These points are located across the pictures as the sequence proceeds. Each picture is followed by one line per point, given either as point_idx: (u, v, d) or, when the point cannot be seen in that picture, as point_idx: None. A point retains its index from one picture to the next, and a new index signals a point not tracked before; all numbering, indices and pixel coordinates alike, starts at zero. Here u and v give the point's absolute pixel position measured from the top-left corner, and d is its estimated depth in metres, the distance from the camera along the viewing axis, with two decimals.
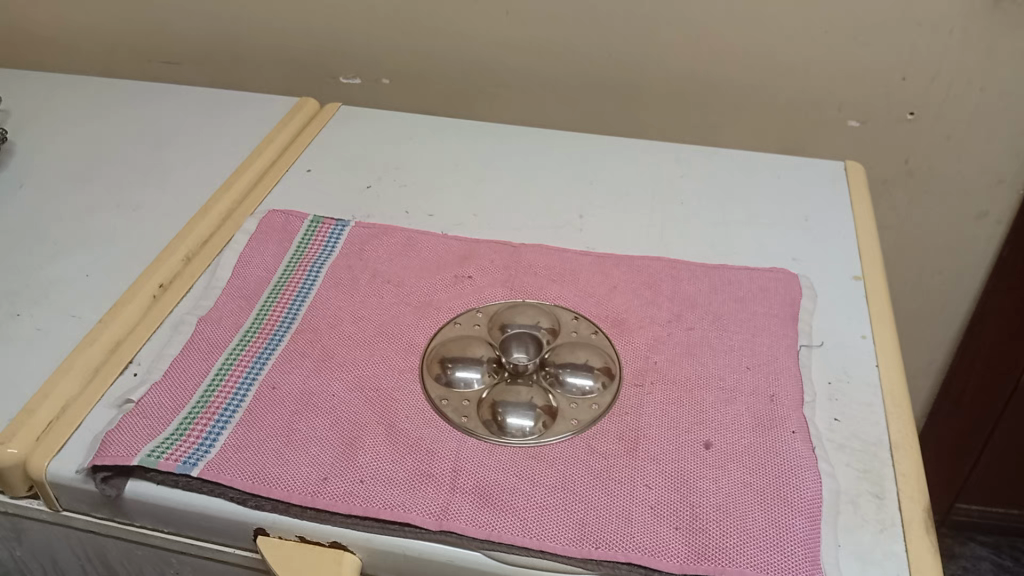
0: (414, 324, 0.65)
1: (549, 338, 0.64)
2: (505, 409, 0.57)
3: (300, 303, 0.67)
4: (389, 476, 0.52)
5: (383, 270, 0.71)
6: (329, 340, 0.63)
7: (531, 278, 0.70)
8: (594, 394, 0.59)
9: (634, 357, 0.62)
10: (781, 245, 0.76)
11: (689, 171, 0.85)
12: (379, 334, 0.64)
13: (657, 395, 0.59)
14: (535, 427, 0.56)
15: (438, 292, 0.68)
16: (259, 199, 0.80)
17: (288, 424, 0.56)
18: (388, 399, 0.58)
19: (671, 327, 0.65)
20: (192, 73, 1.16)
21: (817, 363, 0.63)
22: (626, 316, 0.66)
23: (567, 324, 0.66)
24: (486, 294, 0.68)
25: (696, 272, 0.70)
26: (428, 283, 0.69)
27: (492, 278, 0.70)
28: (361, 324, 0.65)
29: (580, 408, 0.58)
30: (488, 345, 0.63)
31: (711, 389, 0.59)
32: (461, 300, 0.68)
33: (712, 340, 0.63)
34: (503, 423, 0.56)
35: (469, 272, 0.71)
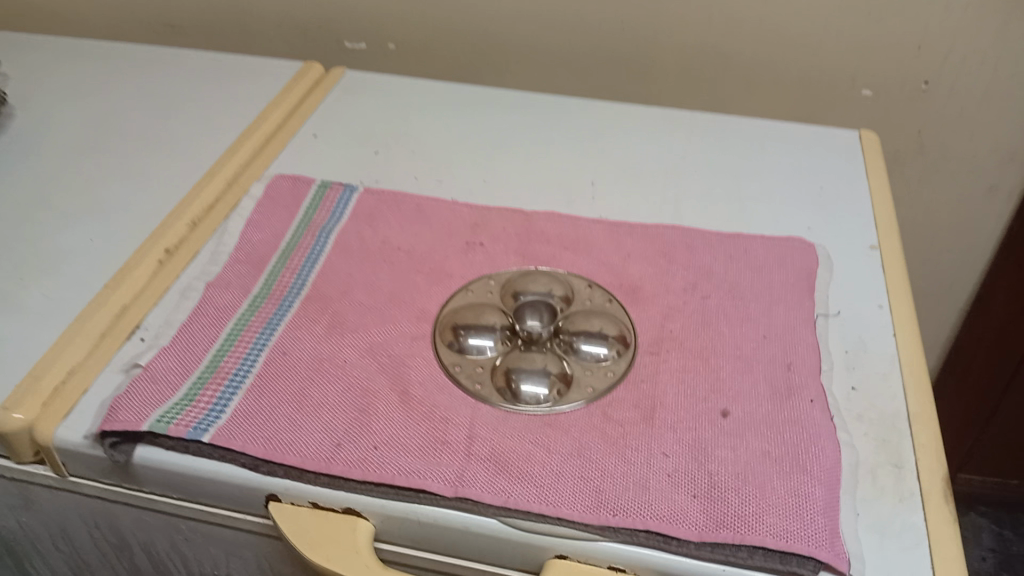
0: (425, 291, 0.64)
1: (563, 307, 0.63)
2: (519, 377, 0.56)
3: (309, 269, 0.66)
4: (403, 442, 0.52)
5: (393, 238, 0.69)
6: (340, 308, 0.62)
7: (543, 246, 0.69)
8: (609, 362, 0.58)
9: (649, 326, 0.61)
10: (796, 215, 0.75)
11: (701, 140, 0.84)
12: (391, 301, 0.63)
13: (672, 364, 0.58)
14: (550, 395, 0.56)
15: (449, 260, 0.67)
16: (265, 165, 0.79)
17: (300, 390, 0.55)
18: (400, 366, 0.58)
19: (686, 296, 0.64)
20: (194, 41, 1.14)
21: (834, 333, 0.62)
22: (640, 285, 0.65)
23: (580, 292, 0.65)
24: (498, 262, 0.67)
25: (710, 241, 0.69)
26: (439, 250, 0.68)
27: (503, 246, 0.69)
28: (372, 291, 0.64)
29: (595, 375, 0.58)
30: (502, 312, 0.62)
31: (727, 358, 0.59)
32: (473, 268, 0.67)
33: (728, 309, 0.63)
34: (517, 391, 0.56)
35: (480, 239, 0.69)
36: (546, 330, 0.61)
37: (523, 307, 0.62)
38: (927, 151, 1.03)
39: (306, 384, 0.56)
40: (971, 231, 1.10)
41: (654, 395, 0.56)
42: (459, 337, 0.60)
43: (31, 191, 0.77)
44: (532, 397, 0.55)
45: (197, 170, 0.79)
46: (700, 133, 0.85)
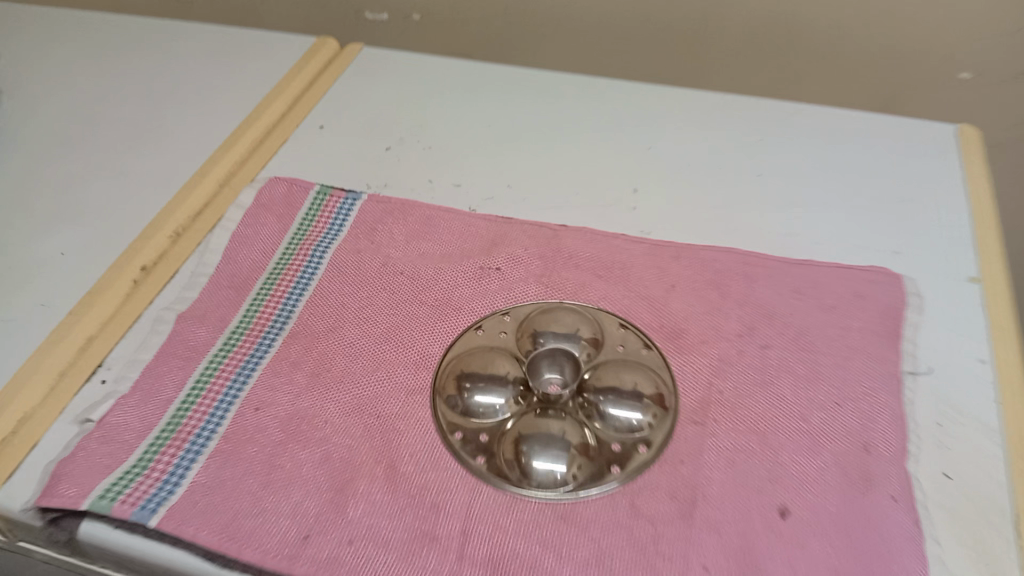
0: (428, 329, 0.54)
1: (590, 354, 0.53)
2: (532, 455, 0.47)
3: (297, 296, 0.56)
4: (383, 537, 0.43)
5: (397, 257, 0.59)
6: (327, 349, 0.53)
7: (572, 271, 0.58)
8: (642, 432, 0.48)
9: (694, 384, 0.51)
10: (879, 234, 0.62)
11: (766, 137, 0.71)
12: (387, 341, 0.54)
13: (721, 439, 0.47)
14: (568, 479, 0.46)
15: (459, 288, 0.57)
16: (262, 162, 0.70)
17: (271, 460, 0.47)
18: (391, 430, 0.48)
19: (742, 343, 0.53)
20: (204, 7, 1.04)
21: (924, 396, 0.50)
22: (685, 327, 0.54)
23: (612, 334, 0.54)
24: (517, 292, 0.57)
25: (773, 270, 0.58)
26: (448, 274, 0.58)
27: (524, 271, 0.58)
28: (366, 327, 0.54)
29: (623, 452, 0.48)
30: (515, 362, 0.52)
31: (789, 432, 0.48)
32: (487, 298, 0.56)
33: (793, 364, 0.51)
34: (527, 472, 0.46)
35: (498, 261, 0.59)
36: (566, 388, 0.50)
37: (541, 356, 0.52)
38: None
39: (276, 454, 0.47)
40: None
41: (696, 483, 0.45)
42: (462, 393, 0.50)
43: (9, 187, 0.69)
44: (545, 481, 0.46)
45: (189, 169, 0.70)
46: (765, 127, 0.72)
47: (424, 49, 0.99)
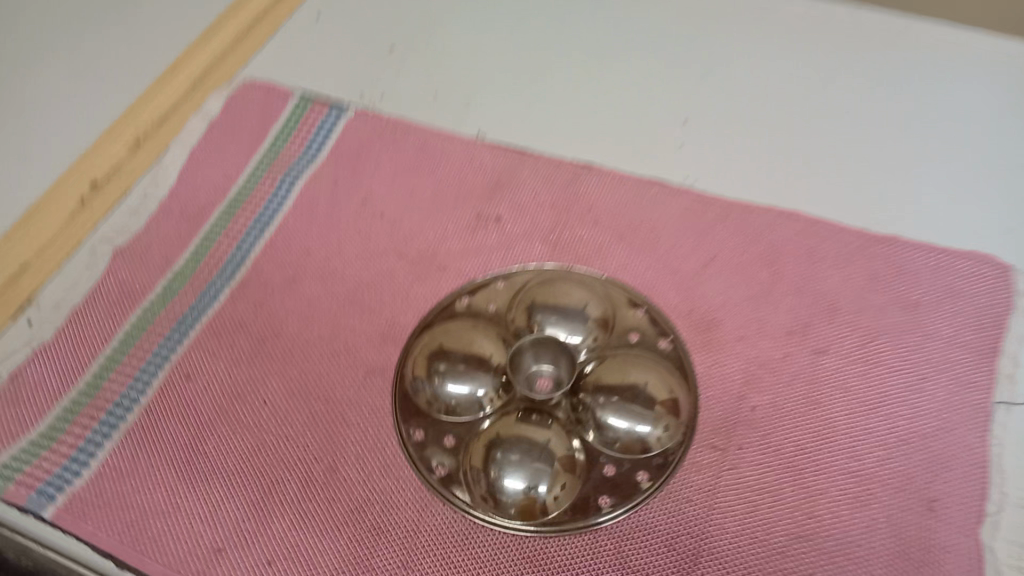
0: (403, 292, 0.45)
1: (596, 340, 0.41)
2: (504, 467, 0.37)
3: (255, 237, 0.47)
4: (310, 559, 0.36)
5: (380, 196, 0.49)
6: (281, 309, 0.44)
7: (589, 229, 0.47)
8: (646, 453, 0.38)
9: (720, 396, 0.40)
10: (990, 204, 0.48)
11: (862, 58, 0.56)
12: (352, 305, 0.45)
13: (742, 476, 0.38)
14: (545, 505, 0.37)
15: (447, 242, 0.47)
16: (243, 57, 0.58)
17: (194, 446, 0.40)
18: (339, 421, 0.40)
19: (787, 347, 0.42)
20: None
21: (1017, 436, 0.39)
22: (719, 315, 0.43)
23: (629, 317, 0.43)
24: (517, 252, 0.46)
25: (843, 248, 0.46)
26: (437, 223, 0.48)
27: (529, 225, 0.47)
28: (331, 283, 0.45)
29: (621, 477, 0.38)
30: (501, 341, 0.41)
31: (830, 476, 0.38)
32: (479, 258, 0.46)
33: (848, 384, 0.41)
34: (495, 490, 0.37)
35: (498, 208, 0.48)
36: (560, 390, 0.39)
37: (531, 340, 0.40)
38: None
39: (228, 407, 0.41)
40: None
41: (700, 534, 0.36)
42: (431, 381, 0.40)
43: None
44: (514, 507, 0.37)
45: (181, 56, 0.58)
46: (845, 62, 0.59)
47: None
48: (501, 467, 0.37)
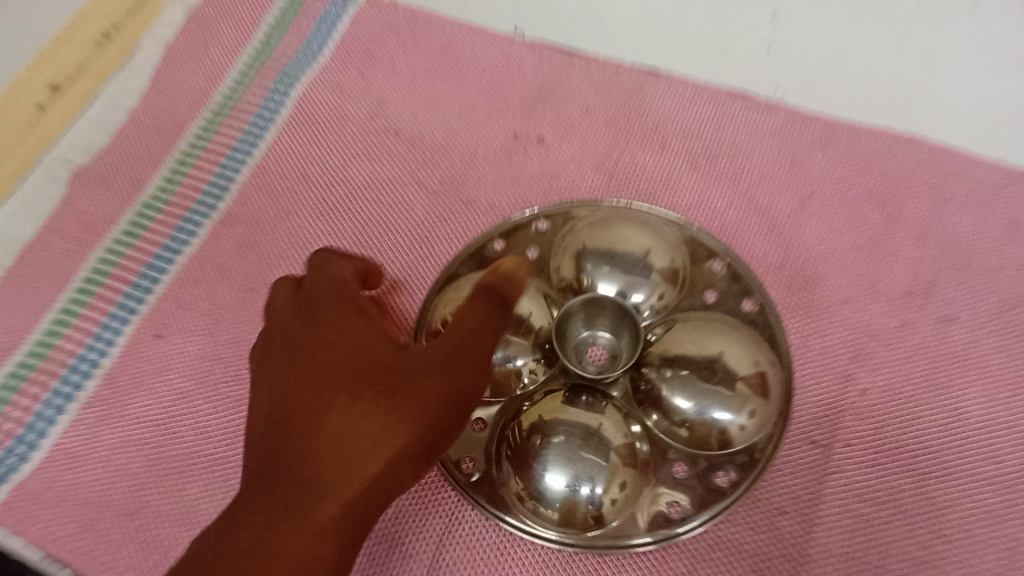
0: (423, 232, 0.36)
1: (662, 297, 0.32)
2: (543, 460, 0.29)
3: (241, 161, 0.38)
4: None
5: (393, 106, 0.40)
6: (273, 253, 0.36)
7: (655, 154, 0.37)
8: (727, 447, 0.29)
9: (823, 376, 0.32)
10: None
11: None
12: (359, 249, 0.36)
13: (852, 482, 0.30)
14: (598, 511, 0.29)
15: (477, 168, 0.38)
16: None
17: (167, 424, 0.33)
18: None
19: (905, 312, 0.33)
20: None
21: None
22: (820, 271, 0.34)
23: (704, 272, 0.34)
24: (564, 182, 0.37)
25: (978, 186, 0.36)
26: (465, 143, 0.38)
27: (578, 149, 0.38)
28: (334, 219, 0.37)
29: (693, 480, 0.30)
30: (543, 297, 0.32)
31: (964, 483, 0.30)
32: (516, 190, 0.37)
33: (983, 364, 0.32)
34: (532, 491, 0.29)
35: (541, 126, 0.39)
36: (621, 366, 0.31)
37: (584, 299, 0.31)
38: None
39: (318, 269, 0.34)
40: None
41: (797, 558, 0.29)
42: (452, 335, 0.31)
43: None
44: (556, 512, 0.29)
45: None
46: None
47: None
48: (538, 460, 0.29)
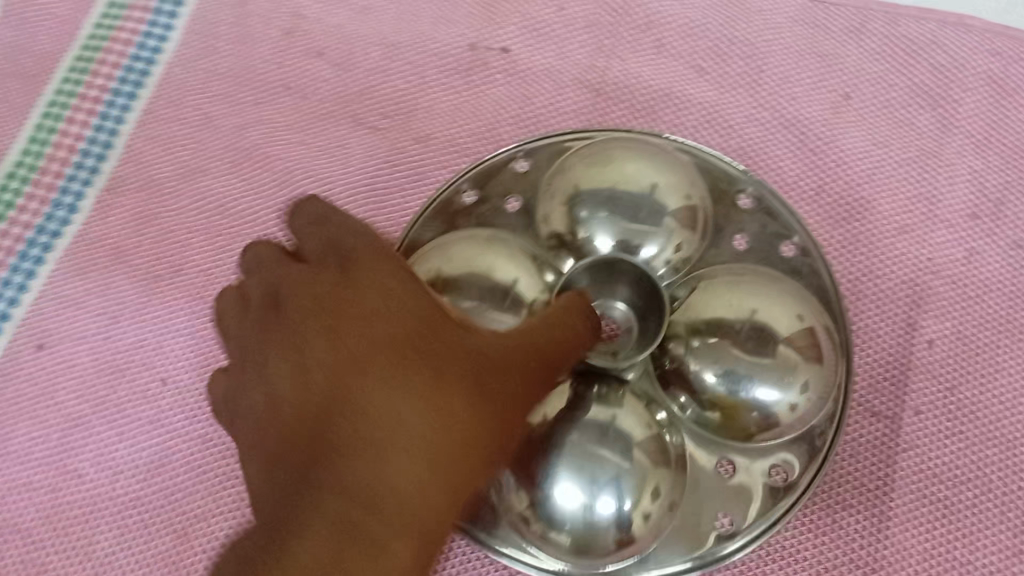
0: (368, 182, 0.29)
1: (683, 246, 0.24)
2: (544, 472, 0.22)
3: (123, 107, 0.30)
4: None
5: (316, 17, 0.31)
6: (177, 222, 0.28)
7: (649, 59, 0.30)
8: (779, 434, 0.23)
9: (879, 329, 0.26)
10: None
11: None
12: (285, 208, 0.28)
13: (925, 457, 0.24)
14: (622, 533, 0.22)
15: (429, 92, 0.30)
16: None
17: (61, 459, 0.26)
18: None
19: (971, 237, 0.27)
20: None
21: None
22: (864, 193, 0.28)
23: (729, 209, 0.26)
24: (538, 103, 0.29)
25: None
26: (409, 63, 0.30)
27: (552, 59, 0.30)
28: (251, 172, 0.29)
29: (744, 480, 0.24)
30: (530, 259, 0.24)
31: None
32: (479, 120, 0.29)
33: None
34: (533, 510, 0.22)
35: (504, 33, 0.30)
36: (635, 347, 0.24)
37: (591, 262, 0.24)
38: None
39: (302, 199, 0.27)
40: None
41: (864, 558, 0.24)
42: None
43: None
44: (568, 536, 0.22)
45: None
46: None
47: None
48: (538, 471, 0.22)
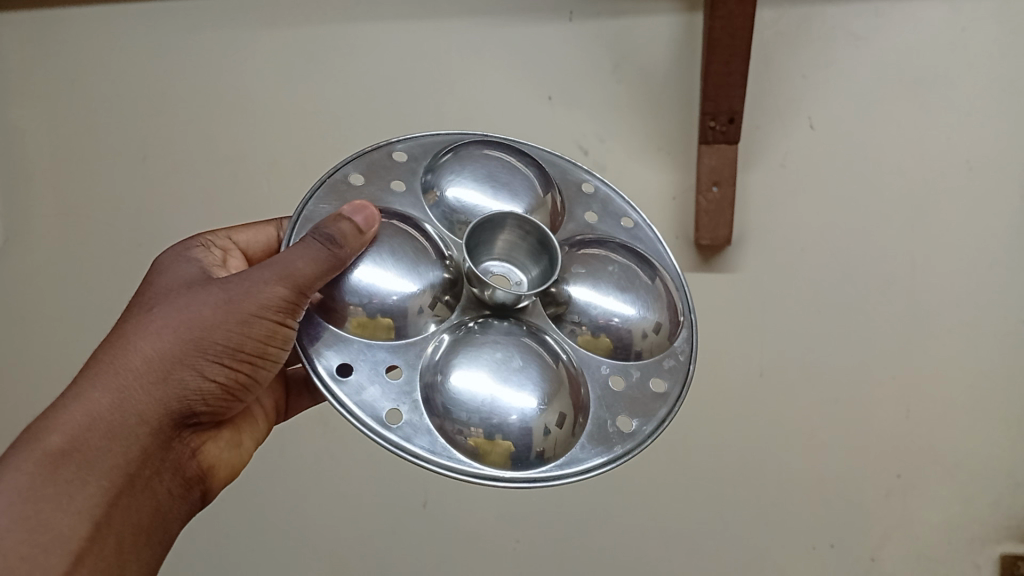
0: (170, 402, 0.51)
1: (493, 337, 0.56)
2: (470, 407, 0.51)
3: None
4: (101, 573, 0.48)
5: (206, 288, 0.52)
6: (84, 443, 0.48)
7: (265, 351, 0.53)
8: (593, 408, 0.56)
9: None
10: None
11: None
12: (142, 434, 0.50)
13: None
14: (499, 446, 0.50)
15: (205, 358, 0.51)
16: None
17: (28, 537, 0.45)
18: (124, 485, 0.49)
19: None
20: (189, 49, 1.18)
21: None
22: (265, 369, 0.56)
23: (493, 339, 0.56)
24: (226, 369, 0.53)
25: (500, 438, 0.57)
26: (200, 370, 0.51)
27: (238, 365, 0.53)
28: (124, 425, 0.49)
29: (554, 419, 0.53)
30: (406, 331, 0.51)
31: None
32: (225, 374, 0.53)
33: None
34: (460, 417, 0.51)
35: (232, 354, 0.52)
36: (505, 355, 0.55)
37: (468, 340, 0.56)
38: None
39: (207, 348, 0.51)
40: (997, 390, 1.06)
41: None
42: (377, 372, 0.51)
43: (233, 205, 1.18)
44: (514, 416, 0.52)
45: None
46: (794, 170, 1.04)
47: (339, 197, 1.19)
48: (468, 404, 0.51)
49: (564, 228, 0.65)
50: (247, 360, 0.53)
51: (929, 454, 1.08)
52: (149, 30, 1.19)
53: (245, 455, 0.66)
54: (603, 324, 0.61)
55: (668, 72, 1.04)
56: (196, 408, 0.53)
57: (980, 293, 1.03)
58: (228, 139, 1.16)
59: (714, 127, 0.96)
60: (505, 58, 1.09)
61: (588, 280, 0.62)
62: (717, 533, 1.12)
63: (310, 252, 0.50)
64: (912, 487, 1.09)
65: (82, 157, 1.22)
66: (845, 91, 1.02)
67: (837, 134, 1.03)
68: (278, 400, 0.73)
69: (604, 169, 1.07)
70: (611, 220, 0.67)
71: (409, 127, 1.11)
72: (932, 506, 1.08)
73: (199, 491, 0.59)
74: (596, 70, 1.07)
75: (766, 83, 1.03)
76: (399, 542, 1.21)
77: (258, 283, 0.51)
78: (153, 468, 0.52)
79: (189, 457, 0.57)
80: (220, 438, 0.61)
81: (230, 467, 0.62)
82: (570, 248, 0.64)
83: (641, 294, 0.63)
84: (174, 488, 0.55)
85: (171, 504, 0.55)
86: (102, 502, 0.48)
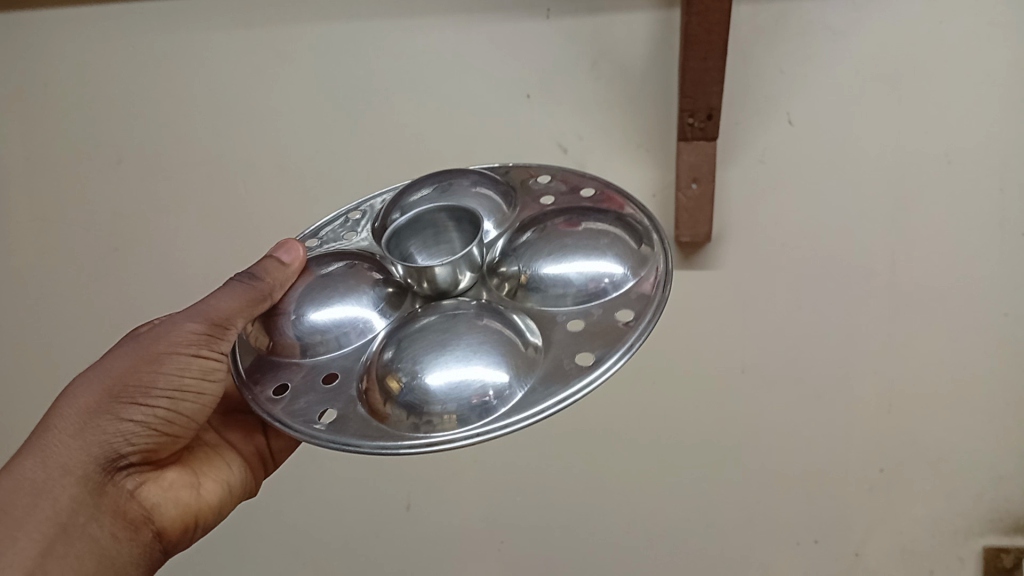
0: (99, 445, 0.56)
1: (439, 325, 0.55)
2: (423, 392, 0.50)
3: None
4: None
5: (119, 348, 0.60)
6: (19, 493, 0.53)
7: (192, 389, 0.60)
8: (553, 352, 0.53)
9: None
10: None
11: None
12: (74, 477, 0.55)
13: None
14: (457, 420, 0.49)
15: (132, 401, 0.57)
16: None
17: None
18: (62, 527, 0.53)
19: None
20: (137, 41, 1.10)
21: None
22: (197, 411, 0.62)
23: (439, 329, 0.55)
24: (156, 409, 0.59)
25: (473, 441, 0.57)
26: (126, 416, 0.57)
27: (166, 407, 0.59)
28: (57, 472, 0.54)
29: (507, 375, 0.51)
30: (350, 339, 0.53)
31: None
32: (153, 417, 0.59)
33: None
34: (417, 407, 0.50)
35: (158, 396, 0.58)
36: (451, 336, 0.54)
37: (415, 336, 0.55)
38: (1006, 244, 1.01)
39: (129, 392, 0.57)
40: (979, 380, 1.06)
41: None
42: (312, 386, 0.55)
43: (218, 204, 1.18)
44: (465, 383, 0.50)
45: None
46: (775, 167, 1.02)
47: (320, 193, 1.16)
48: (419, 390, 0.51)
49: (515, 215, 0.65)
50: (167, 396, 0.59)
51: (914, 435, 1.10)
52: (85, 20, 1.10)
53: (209, 500, 0.67)
54: (567, 280, 0.57)
55: (646, 66, 1.03)
56: (123, 449, 0.58)
57: (965, 276, 1.03)
58: (202, 142, 1.15)
59: (692, 123, 0.95)
60: (481, 58, 1.06)
61: (544, 245, 0.60)
62: (705, 515, 1.15)
63: (230, 290, 0.59)
64: (897, 465, 1.11)
65: (54, 165, 1.19)
66: (824, 86, 0.98)
67: (820, 128, 1.00)
68: (258, 446, 0.74)
69: (584, 164, 1.10)
70: (570, 193, 0.66)
71: (390, 124, 1.11)
72: (913, 483, 1.12)
73: (152, 533, 0.61)
74: (572, 68, 1.04)
75: (745, 76, 0.98)
76: (390, 544, 1.22)
77: (172, 328, 0.59)
78: (87, 513, 0.55)
79: (130, 500, 0.59)
80: (167, 479, 0.63)
81: (184, 508, 0.63)
82: (527, 227, 0.63)
83: (605, 237, 0.60)
84: (121, 533, 0.58)
85: (116, 547, 0.56)
86: (35, 551, 0.51)
